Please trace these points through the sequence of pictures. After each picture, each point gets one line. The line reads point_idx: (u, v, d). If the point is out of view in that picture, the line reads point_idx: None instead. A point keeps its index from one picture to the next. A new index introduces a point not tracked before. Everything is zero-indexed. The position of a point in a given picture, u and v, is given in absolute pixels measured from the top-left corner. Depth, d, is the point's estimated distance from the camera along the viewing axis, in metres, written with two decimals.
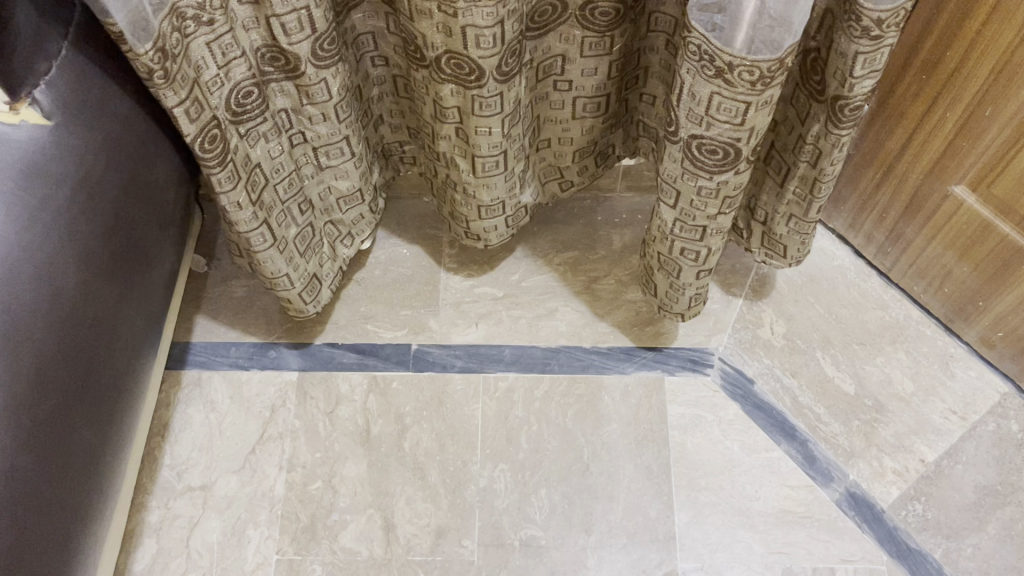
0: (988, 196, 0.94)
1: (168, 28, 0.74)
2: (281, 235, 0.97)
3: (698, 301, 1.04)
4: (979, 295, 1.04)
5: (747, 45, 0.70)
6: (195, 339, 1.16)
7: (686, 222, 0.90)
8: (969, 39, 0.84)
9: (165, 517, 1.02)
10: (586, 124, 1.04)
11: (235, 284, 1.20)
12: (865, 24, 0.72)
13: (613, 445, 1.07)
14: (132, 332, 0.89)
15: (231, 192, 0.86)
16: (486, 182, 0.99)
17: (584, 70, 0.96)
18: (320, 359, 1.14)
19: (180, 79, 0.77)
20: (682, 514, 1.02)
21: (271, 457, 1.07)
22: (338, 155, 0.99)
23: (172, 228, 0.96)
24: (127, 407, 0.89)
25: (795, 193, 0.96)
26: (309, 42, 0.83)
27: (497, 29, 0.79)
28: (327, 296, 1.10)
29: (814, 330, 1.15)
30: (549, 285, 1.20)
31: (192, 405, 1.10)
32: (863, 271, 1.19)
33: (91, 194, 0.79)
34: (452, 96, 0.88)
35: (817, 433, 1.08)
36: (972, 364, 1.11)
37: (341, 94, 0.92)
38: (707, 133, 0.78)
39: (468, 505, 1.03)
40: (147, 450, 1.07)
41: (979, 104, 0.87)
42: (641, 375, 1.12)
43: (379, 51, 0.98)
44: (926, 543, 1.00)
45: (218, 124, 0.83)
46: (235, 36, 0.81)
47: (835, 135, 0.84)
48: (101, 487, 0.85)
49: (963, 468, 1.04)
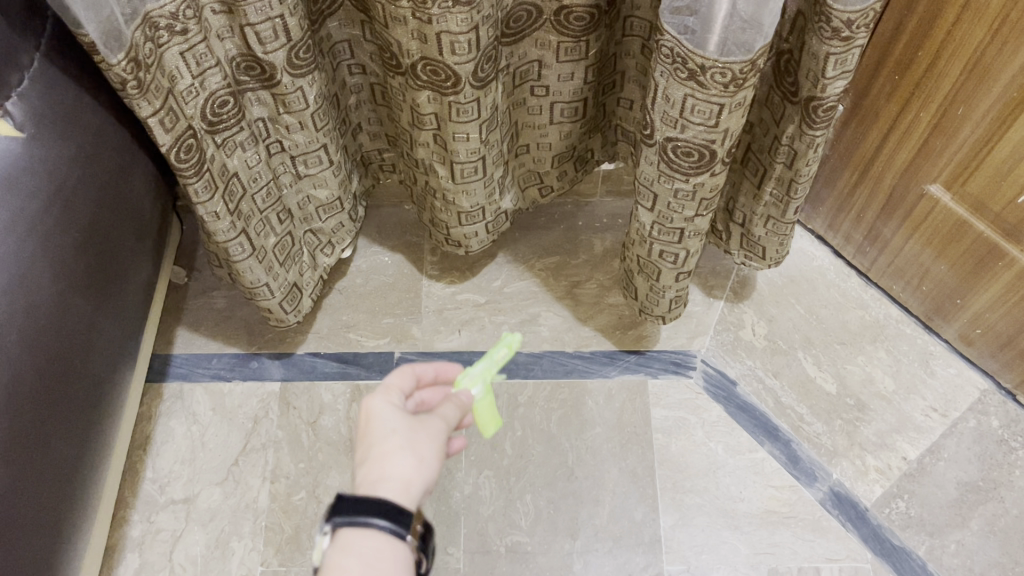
0: (963, 195, 0.95)
1: (141, 39, 0.74)
2: (260, 244, 0.97)
3: (679, 304, 1.04)
4: (957, 293, 1.05)
5: (719, 48, 0.70)
6: (177, 351, 1.15)
7: (664, 224, 0.90)
8: (939, 40, 0.85)
9: (148, 531, 1.01)
10: (564, 129, 1.05)
11: (216, 295, 1.20)
12: (836, 25, 0.72)
13: (598, 450, 1.07)
14: (110, 345, 0.88)
15: (208, 203, 0.86)
16: (464, 188, 0.99)
17: (561, 75, 0.97)
18: (303, 369, 1.14)
19: (154, 89, 0.77)
20: (667, 517, 1.02)
21: (254, 469, 1.06)
22: (316, 163, 0.99)
23: (148, 239, 0.95)
24: (104, 421, 0.89)
25: (772, 195, 0.96)
26: (284, 51, 0.83)
27: (471, 34, 0.79)
28: (308, 305, 1.10)
29: (796, 330, 1.15)
30: (531, 291, 1.20)
31: (174, 418, 1.10)
32: (842, 270, 1.19)
33: (66, 205, 0.79)
34: (429, 103, 0.89)
35: (800, 433, 1.08)
36: (951, 361, 1.12)
37: (317, 102, 0.91)
38: (682, 135, 0.79)
39: (453, 513, 1.03)
40: (129, 462, 1.06)
41: (951, 104, 0.88)
42: (624, 379, 1.12)
43: (355, 59, 0.98)
44: (910, 540, 1.00)
45: (193, 134, 0.83)
46: (209, 45, 0.81)
47: (810, 136, 0.85)
48: (79, 502, 0.84)
49: (944, 465, 1.04)
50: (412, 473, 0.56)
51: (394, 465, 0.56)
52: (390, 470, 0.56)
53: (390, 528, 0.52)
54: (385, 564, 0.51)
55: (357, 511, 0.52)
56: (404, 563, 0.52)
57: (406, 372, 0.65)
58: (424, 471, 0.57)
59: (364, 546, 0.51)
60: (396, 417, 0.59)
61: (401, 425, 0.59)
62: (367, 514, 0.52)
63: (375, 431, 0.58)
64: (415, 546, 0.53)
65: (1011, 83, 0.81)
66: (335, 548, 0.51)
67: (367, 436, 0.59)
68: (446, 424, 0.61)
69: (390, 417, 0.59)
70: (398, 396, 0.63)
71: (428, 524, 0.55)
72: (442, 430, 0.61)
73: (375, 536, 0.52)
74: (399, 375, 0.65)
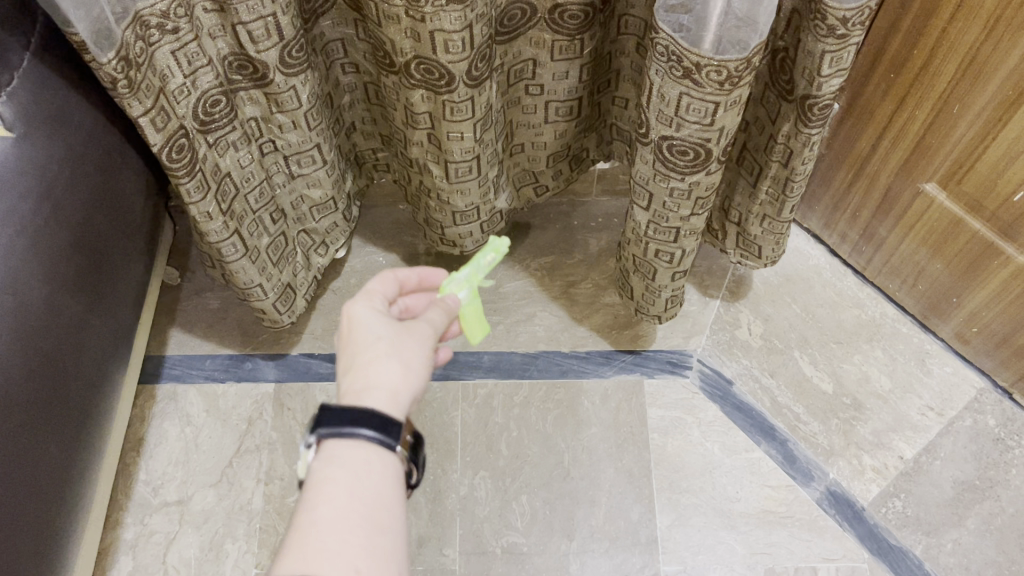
0: (959, 193, 0.95)
1: (132, 38, 0.74)
2: (252, 244, 0.96)
3: (675, 304, 1.04)
4: (953, 291, 1.05)
5: (714, 45, 0.71)
6: (170, 352, 1.15)
7: (660, 223, 0.90)
8: (935, 38, 0.84)
9: (141, 534, 1.01)
10: (559, 128, 1.04)
11: (209, 296, 1.19)
12: (830, 23, 0.72)
13: (594, 450, 1.06)
14: (101, 346, 0.87)
15: (200, 203, 0.86)
16: (459, 187, 0.99)
17: (555, 73, 0.96)
18: (297, 370, 1.13)
19: (144, 89, 0.76)
20: (663, 517, 1.02)
21: (249, 470, 1.05)
22: (309, 163, 0.98)
23: (140, 239, 0.95)
24: (96, 423, 0.88)
25: (768, 194, 0.96)
26: (276, 50, 0.83)
27: (465, 33, 0.78)
28: (302, 306, 1.09)
29: (792, 330, 1.15)
30: (526, 290, 1.19)
31: (167, 419, 1.09)
32: (838, 269, 1.19)
33: (55, 206, 0.78)
34: (423, 102, 0.88)
35: (797, 433, 1.08)
36: (947, 360, 1.12)
37: (311, 102, 0.91)
38: (677, 134, 0.78)
39: (449, 514, 1.02)
40: (122, 464, 1.05)
41: (947, 102, 0.88)
42: (620, 378, 1.12)
43: (349, 58, 0.98)
44: (906, 539, 1.00)
45: (185, 134, 0.82)
46: (201, 44, 0.80)
47: (805, 134, 0.84)
48: (71, 505, 0.83)
49: (941, 464, 1.04)
50: (399, 383, 0.56)
51: (380, 374, 0.55)
52: (377, 379, 0.55)
53: (378, 439, 0.52)
54: (374, 473, 0.52)
55: (343, 422, 0.52)
56: (393, 471, 0.53)
57: (388, 278, 0.64)
58: (410, 379, 0.57)
59: (351, 457, 0.52)
60: (381, 326, 0.59)
61: (386, 333, 0.58)
62: (352, 424, 0.52)
63: (360, 342, 0.58)
64: (405, 454, 0.54)
65: (1005, 81, 0.81)
66: (322, 459, 0.52)
67: (351, 345, 0.58)
68: (432, 333, 0.61)
69: (375, 327, 0.59)
70: (381, 302, 0.62)
71: (418, 434, 0.56)
72: (428, 338, 0.60)
73: (363, 447, 0.52)
74: (382, 282, 0.64)
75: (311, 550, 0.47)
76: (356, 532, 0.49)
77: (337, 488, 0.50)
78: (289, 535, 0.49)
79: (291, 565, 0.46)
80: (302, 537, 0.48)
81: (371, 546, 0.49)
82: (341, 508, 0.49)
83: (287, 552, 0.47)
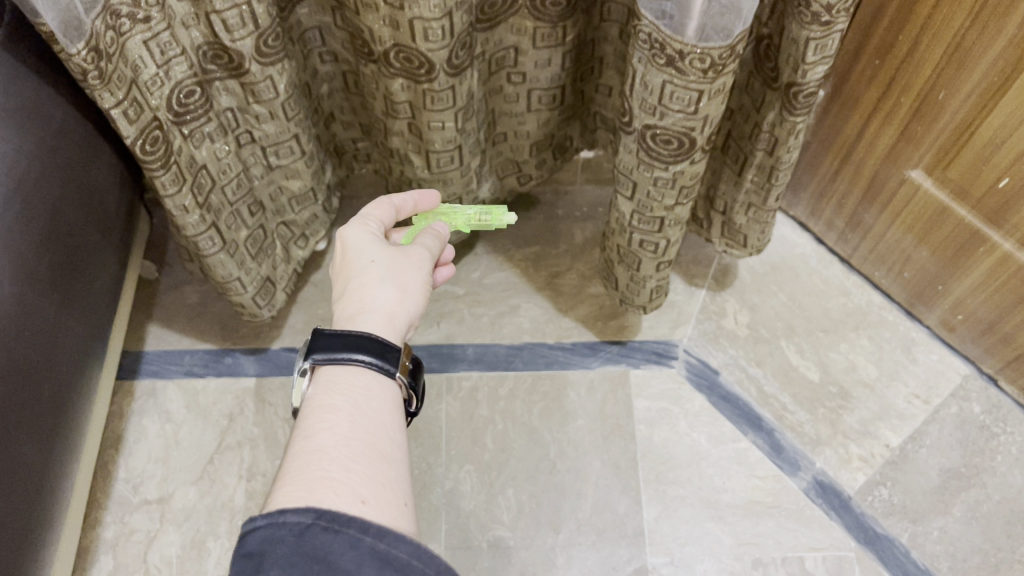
0: (944, 180, 0.94)
1: (102, 27, 0.71)
2: (231, 237, 0.94)
3: (660, 294, 1.03)
4: (939, 279, 1.04)
5: (697, 33, 0.68)
6: (148, 348, 1.13)
7: (644, 213, 0.89)
8: (921, 24, 0.83)
9: (121, 532, 0.99)
10: (542, 117, 1.03)
11: (188, 289, 1.17)
12: (814, 10, 0.71)
13: (580, 442, 1.05)
14: (74, 345, 0.85)
15: (176, 195, 0.84)
16: (441, 178, 0.97)
17: (538, 61, 0.94)
18: (278, 364, 1.12)
19: (115, 80, 0.74)
20: (650, 509, 1.01)
21: (230, 467, 1.04)
22: (287, 154, 0.96)
23: (114, 233, 0.92)
24: (72, 424, 0.86)
25: (752, 182, 0.95)
26: (252, 39, 0.81)
27: (445, 21, 0.76)
28: (282, 299, 1.07)
29: (778, 319, 1.14)
30: (510, 282, 1.18)
31: (146, 416, 1.07)
32: (824, 257, 1.19)
33: (27, 201, 0.76)
34: (402, 92, 0.86)
35: (783, 422, 1.07)
36: (933, 348, 1.11)
37: (288, 92, 0.89)
38: (661, 123, 0.77)
39: (434, 508, 1.01)
40: (101, 463, 1.04)
41: (932, 88, 0.87)
42: (606, 369, 1.11)
43: (327, 47, 0.96)
44: (893, 527, 1.00)
45: (159, 125, 0.80)
46: (174, 33, 0.78)
47: (790, 122, 0.83)
48: (47, 505, 0.81)
49: (927, 452, 1.04)
50: (392, 306, 0.65)
51: (376, 299, 0.65)
52: (375, 303, 0.65)
53: (375, 364, 0.59)
54: (372, 398, 0.58)
55: (341, 349, 0.59)
56: (390, 396, 0.59)
57: (384, 204, 0.73)
58: (408, 304, 0.66)
59: (350, 385, 0.58)
60: (377, 253, 0.68)
61: (379, 259, 0.68)
62: (350, 352, 0.59)
63: (356, 266, 0.67)
64: (402, 381, 0.61)
65: (991, 67, 0.80)
66: (321, 385, 0.58)
67: (350, 267, 0.68)
68: (421, 261, 0.70)
69: (369, 253, 0.68)
70: (376, 228, 0.71)
71: (416, 360, 0.64)
72: (421, 267, 0.70)
73: (360, 372, 0.59)
74: (376, 206, 0.72)
75: (313, 477, 0.50)
76: (357, 460, 0.53)
77: (337, 413, 0.55)
78: (291, 462, 0.53)
79: (294, 490, 0.50)
80: (305, 465, 0.52)
81: (373, 469, 0.53)
82: (342, 434, 0.54)
83: (290, 479, 0.51)
